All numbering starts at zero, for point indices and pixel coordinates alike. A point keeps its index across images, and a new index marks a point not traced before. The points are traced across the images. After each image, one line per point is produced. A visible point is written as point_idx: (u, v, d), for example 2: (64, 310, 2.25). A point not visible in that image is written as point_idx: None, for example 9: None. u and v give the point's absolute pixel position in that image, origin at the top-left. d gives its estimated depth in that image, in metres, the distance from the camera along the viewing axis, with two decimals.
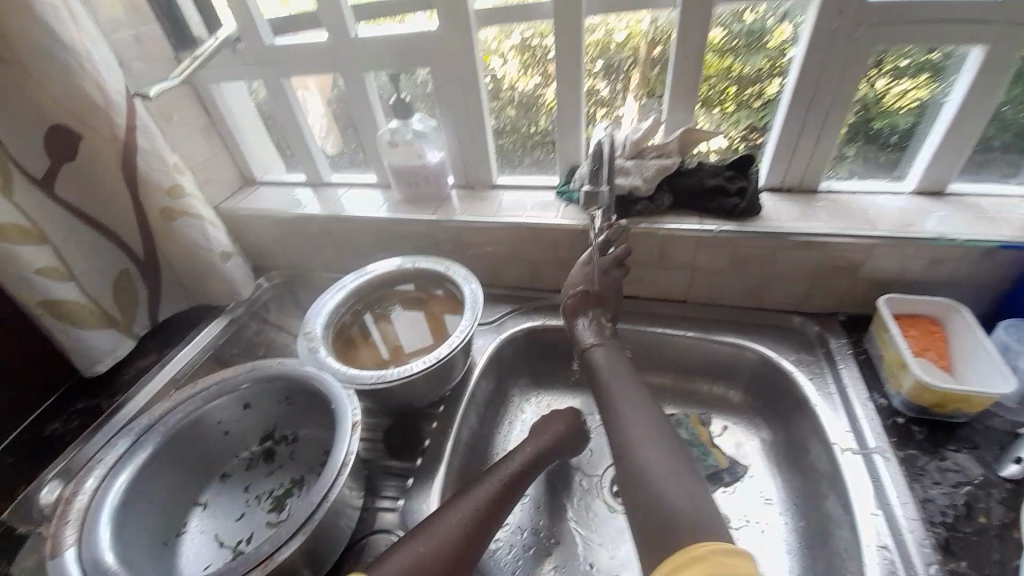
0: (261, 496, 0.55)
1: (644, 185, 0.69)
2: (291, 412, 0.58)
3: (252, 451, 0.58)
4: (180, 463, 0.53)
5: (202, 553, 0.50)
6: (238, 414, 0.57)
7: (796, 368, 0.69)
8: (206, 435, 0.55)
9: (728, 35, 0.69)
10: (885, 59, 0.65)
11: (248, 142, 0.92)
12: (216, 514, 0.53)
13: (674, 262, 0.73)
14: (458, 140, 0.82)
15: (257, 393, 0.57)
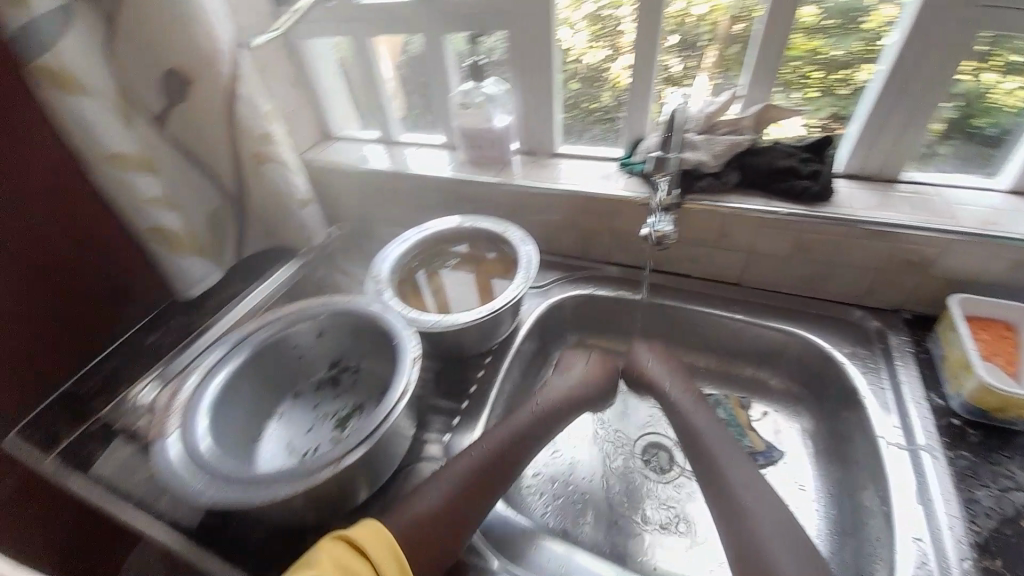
0: (327, 415, 0.62)
1: (710, 161, 0.69)
2: (356, 344, 0.64)
3: (320, 376, 0.65)
4: (262, 377, 0.61)
5: (277, 455, 0.58)
6: (313, 340, 0.64)
7: (849, 360, 0.67)
8: (284, 355, 0.62)
9: (821, 13, 0.66)
10: (995, 52, 0.61)
11: (329, 98, 0.98)
12: (288, 425, 0.61)
13: (731, 243, 0.72)
14: (526, 106, 0.84)
15: (329, 324, 0.63)
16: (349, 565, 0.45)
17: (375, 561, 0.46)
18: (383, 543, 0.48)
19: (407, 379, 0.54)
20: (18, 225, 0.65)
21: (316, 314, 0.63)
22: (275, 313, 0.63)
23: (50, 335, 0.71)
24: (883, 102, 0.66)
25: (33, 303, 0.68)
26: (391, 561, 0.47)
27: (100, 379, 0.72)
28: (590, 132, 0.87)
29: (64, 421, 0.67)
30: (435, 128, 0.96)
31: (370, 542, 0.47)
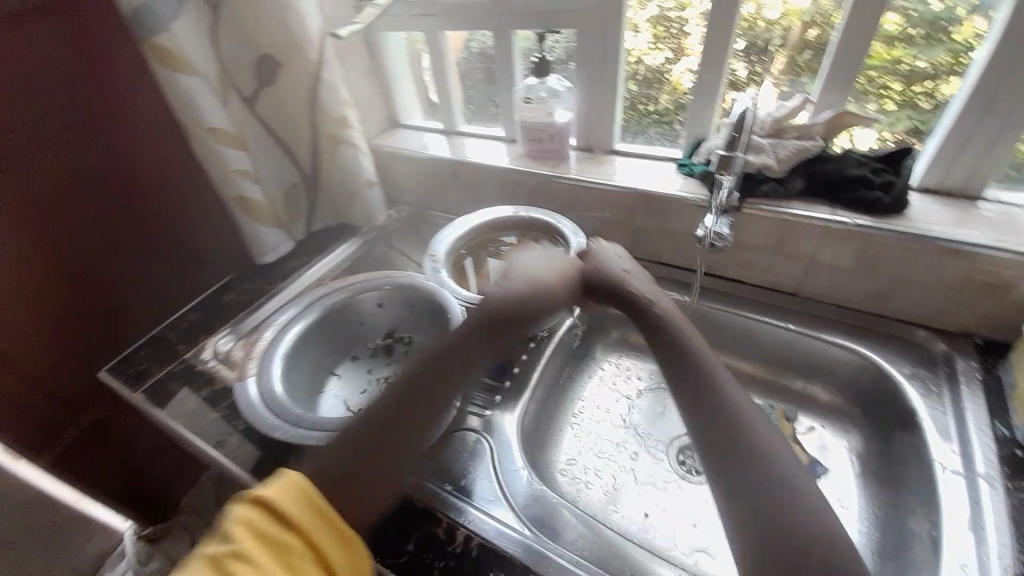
0: (380, 379, 0.66)
1: (776, 165, 0.68)
2: (412, 317, 0.69)
3: (376, 343, 0.70)
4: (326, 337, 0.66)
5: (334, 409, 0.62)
6: (374, 309, 0.69)
7: (908, 380, 0.65)
8: (348, 320, 0.68)
9: (905, 22, 0.64)
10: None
11: (400, 89, 1.03)
12: (345, 385, 0.66)
13: (790, 250, 0.70)
14: (588, 103, 0.85)
15: (390, 296, 0.68)
16: (264, 531, 0.40)
17: (293, 518, 0.41)
18: (298, 495, 0.42)
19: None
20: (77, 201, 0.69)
21: (381, 285, 0.68)
22: (344, 282, 0.68)
23: (116, 296, 0.77)
24: (968, 115, 0.63)
25: (130, 254, 0.77)
26: (310, 509, 0.42)
27: (185, 328, 0.80)
28: (648, 132, 0.87)
29: (153, 361, 0.75)
30: (496, 121, 0.99)
31: (282, 496, 0.41)
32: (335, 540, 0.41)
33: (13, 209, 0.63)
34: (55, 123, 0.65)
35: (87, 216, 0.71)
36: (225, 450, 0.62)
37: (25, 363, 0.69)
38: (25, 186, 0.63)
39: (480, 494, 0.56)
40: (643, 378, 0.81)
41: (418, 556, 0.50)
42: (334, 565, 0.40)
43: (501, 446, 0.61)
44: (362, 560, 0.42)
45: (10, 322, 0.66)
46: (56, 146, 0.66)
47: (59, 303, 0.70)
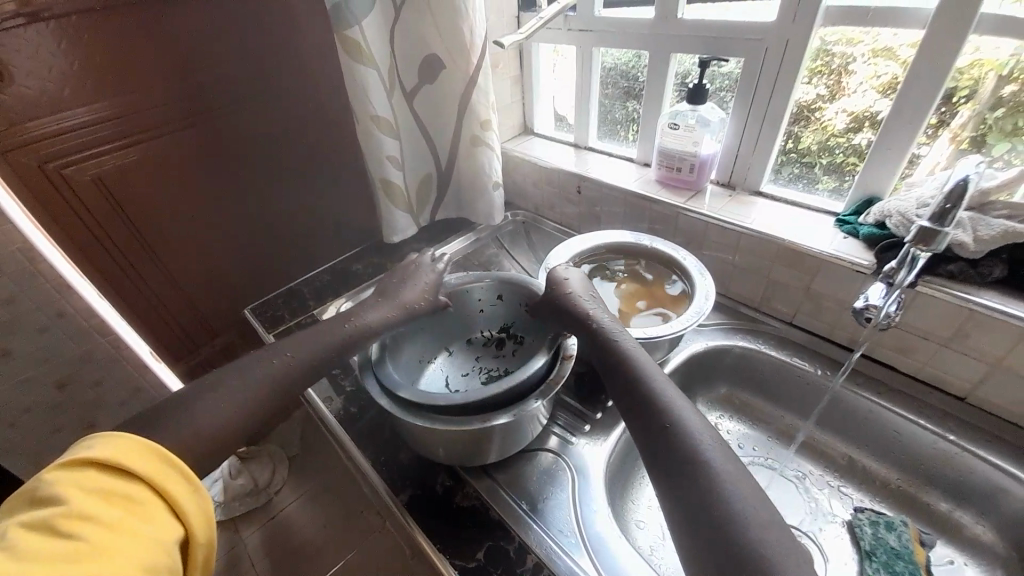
0: (483, 369, 0.71)
1: (972, 245, 0.57)
2: (525, 320, 0.71)
3: (490, 333, 0.74)
4: (445, 317, 0.71)
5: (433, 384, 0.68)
6: (495, 302, 0.72)
7: None
8: (466, 305, 0.72)
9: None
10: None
11: (539, 98, 1.05)
12: (452, 365, 0.72)
13: (969, 346, 0.59)
14: (740, 138, 0.79)
15: (508, 292, 0.70)
16: (92, 484, 0.35)
17: (120, 461, 0.37)
18: (137, 447, 0.38)
19: (542, 360, 0.56)
20: (156, 179, 0.77)
21: (503, 280, 0.69)
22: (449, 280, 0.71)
23: (180, 265, 0.86)
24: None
25: (265, 202, 0.91)
26: (137, 451, 0.38)
27: (321, 287, 0.90)
28: (784, 171, 0.79)
29: (288, 310, 0.85)
30: (630, 142, 0.97)
31: (113, 451, 0.37)
32: (185, 489, 0.39)
33: (179, 157, 0.78)
34: (224, 90, 0.77)
35: (159, 198, 0.78)
36: (330, 406, 0.68)
37: (160, 281, 0.85)
38: (191, 139, 0.77)
39: (557, 525, 0.54)
40: (751, 448, 0.75)
41: (484, 566, 0.50)
42: (193, 520, 0.38)
43: (580, 478, 0.59)
44: (211, 510, 0.40)
45: (157, 247, 0.81)
46: (189, 127, 0.77)
47: (137, 260, 0.81)
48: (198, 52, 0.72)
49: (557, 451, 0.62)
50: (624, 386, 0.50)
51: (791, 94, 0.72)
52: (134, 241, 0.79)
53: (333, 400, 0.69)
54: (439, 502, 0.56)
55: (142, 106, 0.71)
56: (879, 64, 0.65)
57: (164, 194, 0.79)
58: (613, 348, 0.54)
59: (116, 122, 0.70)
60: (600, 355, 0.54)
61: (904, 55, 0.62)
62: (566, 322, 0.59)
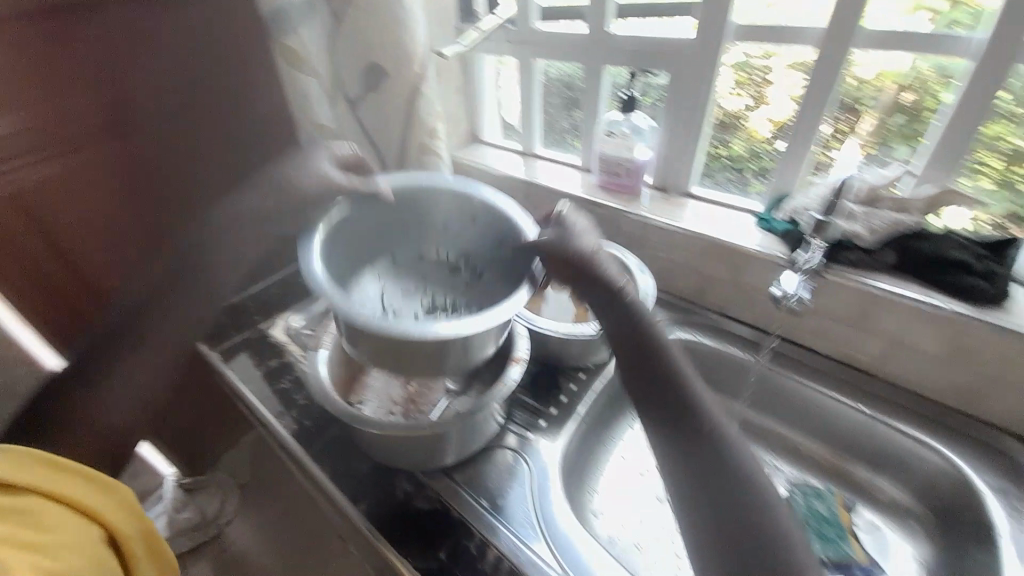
0: (431, 296, 0.60)
1: (866, 234, 0.65)
2: (492, 249, 0.58)
3: (445, 256, 0.62)
4: (405, 209, 0.60)
5: (381, 380, 0.67)
6: (464, 222, 0.59)
7: (995, 498, 0.59)
8: (434, 210, 0.60)
9: (1010, 95, 0.60)
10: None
11: (484, 107, 1.07)
12: (395, 281, 0.60)
13: (872, 326, 0.67)
14: (671, 143, 0.85)
15: (480, 211, 0.57)
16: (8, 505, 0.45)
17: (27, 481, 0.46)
18: (37, 465, 0.47)
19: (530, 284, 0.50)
20: (77, 192, 0.68)
21: (480, 199, 0.57)
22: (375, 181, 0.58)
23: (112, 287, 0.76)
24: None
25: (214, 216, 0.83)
26: (39, 471, 0.47)
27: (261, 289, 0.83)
28: (717, 176, 0.85)
29: None
30: (573, 149, 1.01)
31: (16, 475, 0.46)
32: (88, 486, 0.49)
33: (105, 167, 0.69)
34: (161, 95, 0.70)
35: (82, 212, 0.69)
36: (283, 423, 0.66)
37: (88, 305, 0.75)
38: (122, 147, 0.69)
39: (518, 518, 0.56)
40: None
41: (448, 566, 0.51)
42: (104, 515, 0.49)
43: (537, 471, 0.61)
44: (126, 497, 0.52)
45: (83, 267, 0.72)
46: (118, 133, 0.68)
47: (59, 284, 0.71)
48: (127, 53, 0.65)
49: (515, 448, 0.63)
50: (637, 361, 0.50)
51: (714, 103, 0.79)
52: (55, 263, 0.69)
53: (285, 415, 0.67)
54: (400, 509, 0.56)
55: (75, 113, 0.64)
56: (795, 76, 0.72)
57: (106, 205, 0.71)
58: (644, 330, 0.51)
59: (48, 129, 0.63)
60: (627, 333, 0.51)
61: None
62: (591, 288, 0.51)
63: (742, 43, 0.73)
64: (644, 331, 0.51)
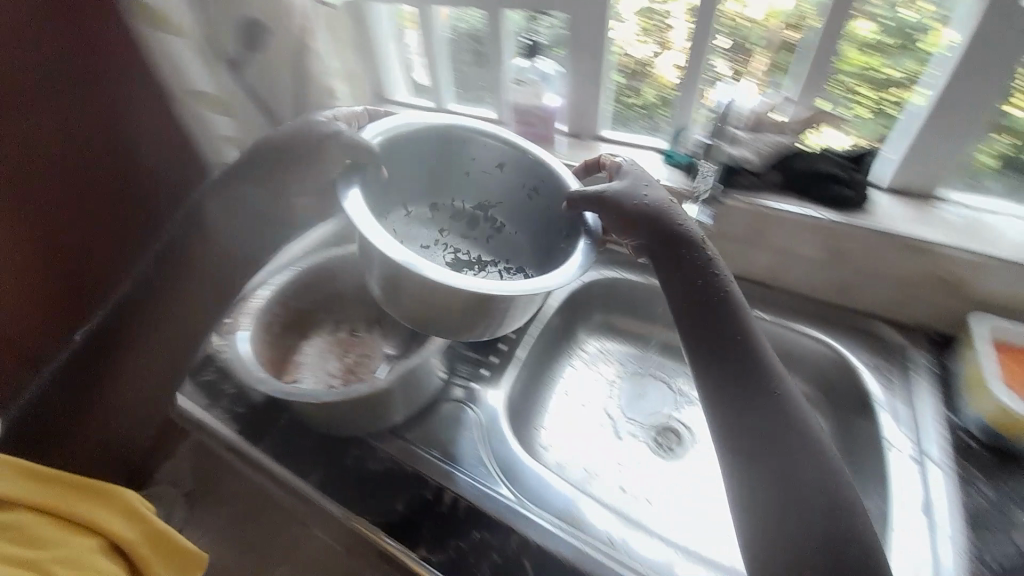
0: (448, 248, 0.69)
1: (753, 159, 0.71)
2: (522, 201, 0.64)
3: (464, 205, 0.68)
4: (426, 155, 0.63)
5: (315, 355, 0.66)
6: (492, 171, 0.64)
7: (869, 371, 0.67)
8: (457, 157, 0.64)
9: (880, 30, 0.68)
10: (1016, 91, 0.64)
11: (387, 65, 1.02)
12: (413, 230, 0.67)
13: (765, 241, 0.74)
14: (577, 87, 0.86)
15: (512, 165, 0.62)
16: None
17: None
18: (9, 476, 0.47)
19: (588, 244, 0.53)
20: None
21: (510, 151, 0.62)
22: (369, 136, 0.55)
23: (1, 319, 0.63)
24: (947, 123, 0.66)
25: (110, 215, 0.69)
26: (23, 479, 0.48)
27: None
28: (626, 120, 0.89)
29: None
30: (486, 102, 0.99)
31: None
32: (85, 499, 0.50)
33: None
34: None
35: None
36: (212, 416, 0.63)
37: None
38: None
39: (469, 461, 0.58)
40: (628, 362, 0.83)
41: (408, 517, 0.53)
42: (91, 517, 0.49)
43: (487, 418, 0.63)
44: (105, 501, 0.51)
45: None
46: None
47: None
48: None
49: (460, 398, 0.65)
50: (701, 314, 0.53)
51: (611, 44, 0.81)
52: None
53: (214, 407, 0.62)
54: (351, 473, 0.56)
55: None
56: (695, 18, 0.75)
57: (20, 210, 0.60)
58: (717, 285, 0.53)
59: None
60: (699, 290, 0.53)
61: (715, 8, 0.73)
62: (655, 238, 0.53)
63: None
64: (716, 286, 0.53)
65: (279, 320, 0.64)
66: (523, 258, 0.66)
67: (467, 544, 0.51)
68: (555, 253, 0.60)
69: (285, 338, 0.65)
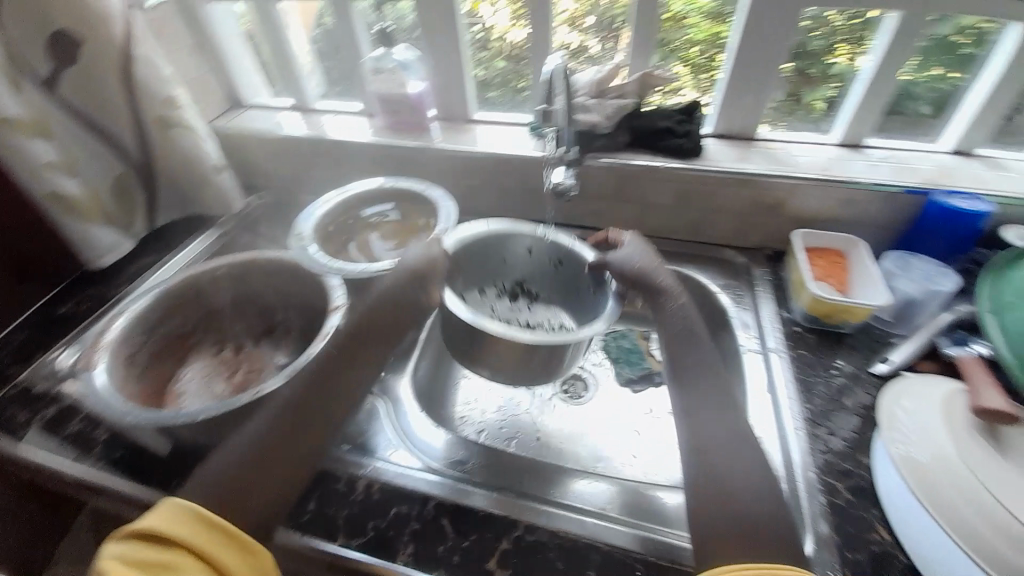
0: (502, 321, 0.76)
1: (602, 122, 0.78)
2: (551, 275, 0.76)
3: (504, 285, 0.78)
4: (472, 258, 0.73)
5: (197, 382, 0.63)
6: (524, 256, 0.75)
7: (720, 290, 0.80)
8: (497, 252, 0.75)
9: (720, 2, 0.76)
10: (839, 43, 0.77)
11: (239, 68, 0.96)
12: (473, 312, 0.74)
13: (628, 196, 0.83)
14: (439, 73, 0.88)
15: (541, 247, 0.73)
16: (136, 555, 0.38)
17: (165, 530, 0.40)
18: (185, 514, 0.41)
19: (613, 299, 0.65)
20: None
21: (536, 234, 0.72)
22: (447, 242, 0.68)
23: None
24: (749, 73, 0.78)
25: None
26: (197, 522, 0.41)
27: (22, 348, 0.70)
28: (493, 100, 0.93)
29: None
30: (352, 96, 0.98)
31: (165, 522, 0.40)
32: (240, 553, 0.41)
33: None
34: None
35: None
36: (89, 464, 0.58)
37: None
38: None
39: (380, 447, 0.59)
40: None
41: (318, 512, 0.52)
42: None
43: (395, 406, 0.64)
44: (269, 562, 0.41)
45: None
46: None
47: None
48: None
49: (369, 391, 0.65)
50: (674, 342, 0.61)
51: (469, 26, 0.85)
52: None
53: (85, 458, 0.59)
54: None
55: None
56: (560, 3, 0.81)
57: None
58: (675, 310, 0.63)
59: None
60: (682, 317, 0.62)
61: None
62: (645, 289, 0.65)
63: None
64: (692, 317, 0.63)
65: (147, 350, 0.60)
66: (563, 314, 0.77)
67: (385, 522, 0.52)
68: (586, 309, 0.72)
69: (158, 369, 0.61)
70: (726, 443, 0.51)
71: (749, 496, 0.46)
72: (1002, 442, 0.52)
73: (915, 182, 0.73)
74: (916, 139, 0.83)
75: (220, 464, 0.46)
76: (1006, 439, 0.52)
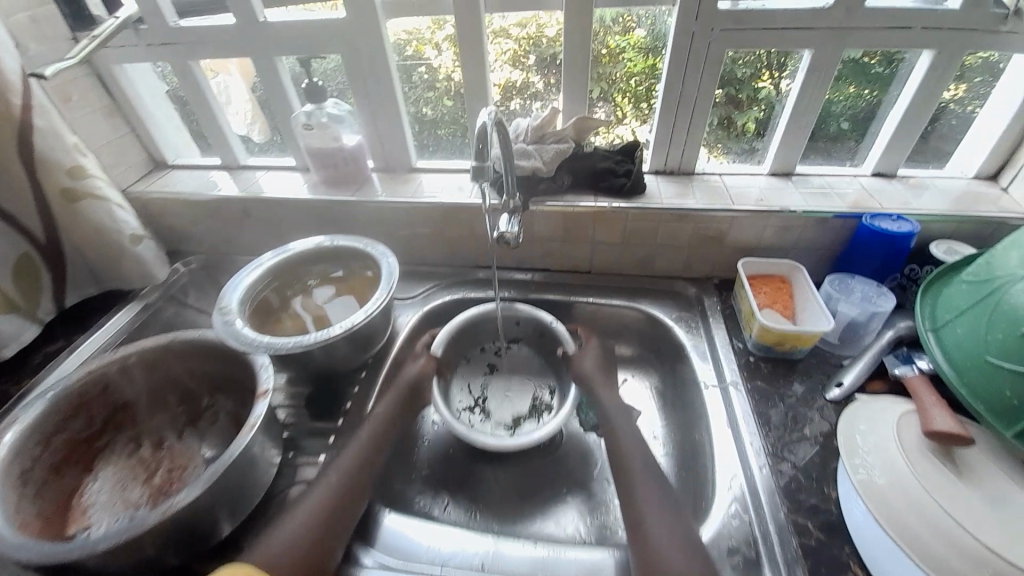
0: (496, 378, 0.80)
1: (544, 166, 0.77)
2: (539, 342, 0.79)
3: (500, 342, 0.80)
4: (464, 335, 0.77)
5: (108, 491, 0.57)
6: (514, 325, 0.78)
7: (675, 323, 0.80)
8: (488, 324, 0.79)
9: (649, 36, 0.78)
10: (762, 69, 0.78)
11: (159, 128, 0.91)
12: (468, 374, 0.79)
13: (576, 237, 0.83)
14: (374, 125, 0.86)
15: (530, 324, 0.77)
16: None
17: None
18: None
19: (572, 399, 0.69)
20: None
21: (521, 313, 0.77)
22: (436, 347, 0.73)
23: None
24: (679, 112, 0.80)
25: None
26: None
27: None
28: (434, 148, 0.92)
29: None
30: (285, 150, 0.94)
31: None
32: None
33: None
34: None
35: None
36: None
37: None
38: None
39: None
40: None
41: None
42: None
43: None
44: None
45: None
46: None
47: None
48: None
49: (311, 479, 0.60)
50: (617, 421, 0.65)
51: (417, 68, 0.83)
52: None
53: None
54: None
55: None
56: (500, 42, 0.81)
57: None
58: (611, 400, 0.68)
59: None
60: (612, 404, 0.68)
61: (514, 32, 0.80)
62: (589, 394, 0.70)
63: (416, 19, 0.78)
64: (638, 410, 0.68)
65: (43, 466, 0.53)
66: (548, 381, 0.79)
67: None
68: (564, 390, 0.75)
69: (60, 484, 0.55)
70: (667, 511, 0.53)
71: (681, 561, 0.48)
72: (957, 464, 0.52)
73: (844, 207, 0.76)
74: (841, 164, 0.87)
75: (280, 538, 0.49)
76: (959, 460, 0.53)
